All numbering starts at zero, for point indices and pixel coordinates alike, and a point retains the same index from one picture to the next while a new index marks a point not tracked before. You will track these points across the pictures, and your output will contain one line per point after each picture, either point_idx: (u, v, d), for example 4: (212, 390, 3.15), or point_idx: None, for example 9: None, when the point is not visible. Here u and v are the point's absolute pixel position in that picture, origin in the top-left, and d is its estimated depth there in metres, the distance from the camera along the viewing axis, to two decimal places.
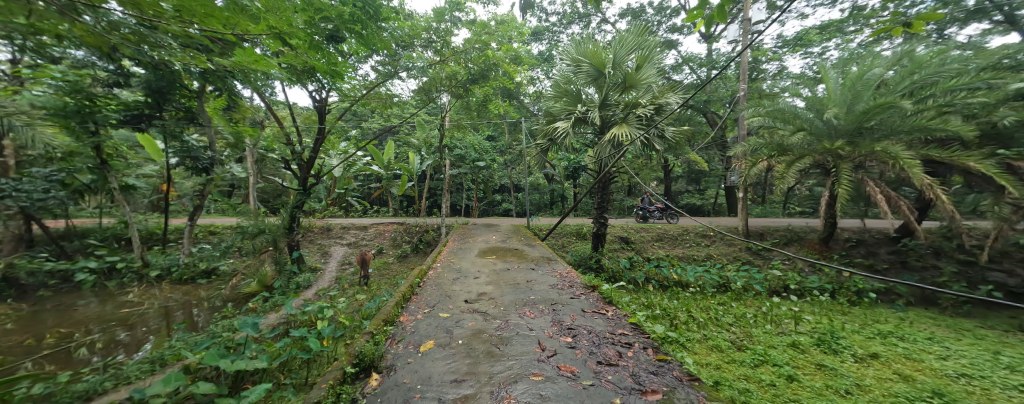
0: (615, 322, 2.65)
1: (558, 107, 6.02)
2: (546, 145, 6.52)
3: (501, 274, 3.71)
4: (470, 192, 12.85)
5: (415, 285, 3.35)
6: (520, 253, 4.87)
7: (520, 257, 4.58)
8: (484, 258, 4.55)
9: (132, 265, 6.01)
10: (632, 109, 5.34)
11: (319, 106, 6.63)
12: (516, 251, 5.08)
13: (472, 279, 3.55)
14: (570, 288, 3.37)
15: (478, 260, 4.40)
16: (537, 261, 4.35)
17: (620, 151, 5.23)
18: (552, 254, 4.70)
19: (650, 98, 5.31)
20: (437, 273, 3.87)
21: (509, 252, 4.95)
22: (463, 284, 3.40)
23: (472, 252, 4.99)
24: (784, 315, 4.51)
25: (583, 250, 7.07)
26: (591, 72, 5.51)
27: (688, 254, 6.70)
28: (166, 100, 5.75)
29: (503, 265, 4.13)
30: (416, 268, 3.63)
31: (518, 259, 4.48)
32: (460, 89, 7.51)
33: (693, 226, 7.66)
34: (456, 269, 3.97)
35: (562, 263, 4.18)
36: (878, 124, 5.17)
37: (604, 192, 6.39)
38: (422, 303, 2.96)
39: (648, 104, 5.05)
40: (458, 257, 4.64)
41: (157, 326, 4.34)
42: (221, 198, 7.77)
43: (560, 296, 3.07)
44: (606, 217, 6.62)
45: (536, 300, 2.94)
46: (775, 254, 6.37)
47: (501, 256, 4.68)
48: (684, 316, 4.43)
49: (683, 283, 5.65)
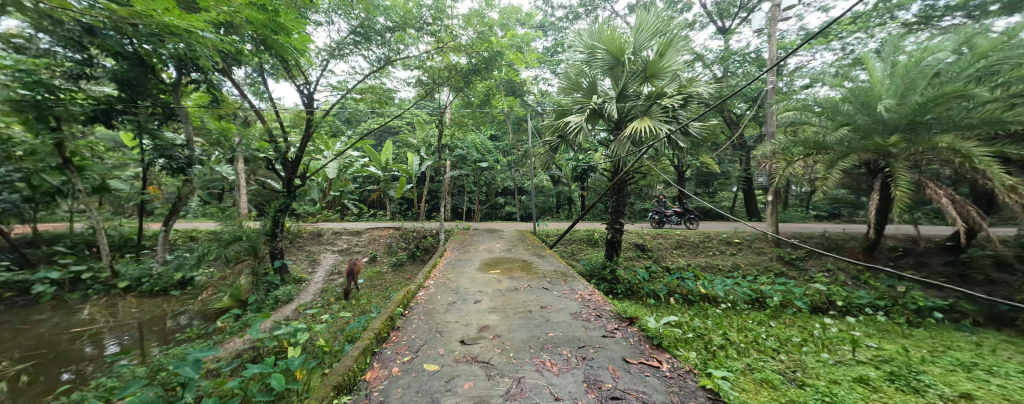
0: (671, 381, 1.99)
1: (570, 101, 5.38)
2: (555, 142, 6.08)
3: (507, 297, 3.08)
4: (472, 195, 12.23)
5: (397, 315, 2.70)
6: (529, 267, 4.25)
7: (529, 272, 3.97)
8: (486, 273, 3.94)
9: (100, 275, 5.46)
10: (658, 101, 4.69)
11: (309, 103, 6.20)
12: (524, 263, 4.46)
13: (470, 304, 2.93)
14: (598, 320, 2.73)
15: (479, 276, 3.78)
16: (550, 278, 3.73)
17: (642, 150, 4.62)
18: (567, 269, 4.08)
19: (676, 87, 4.69)
20: (429, 295, 3.25)
21: (516, 265, 4.33)
22: (459, 312, 2.78)
23: (472, 265, 4.39)
24: (837, 339, 3.85)
25: (596, 259, 6.46)
26: (608, 61, 4.92)
27: (713, 263, 6.06)
28: (138, 94, 5.35)
29: (509, 283, 3.52)
30: (404, 290, 3.02)
31: (528, 274, 3.86)
32: (460, 83, 6.94)
33: (715, 233, 7.02)
34: (453, 289, 3.34)
35: (582, 283, 3.55)
36: (935, 118, 4.52)
37: (621, 195, 5.77)
38: (404, 345, 2.30)
39: (675, 94, 4.40)
40: (456, 271, 4.03)
41: (107, 349, 3.76)
42: (205, 202, 7.23)
43: (588, 334, 2.43)
44: (622, 223, 6.00)
45: (558, 342, 2.28)
46: (812, 265, 5.71)
47: (507, 270, 4.07)
48: (720, 339, 3.79)
49: (710, 298, 5.04)
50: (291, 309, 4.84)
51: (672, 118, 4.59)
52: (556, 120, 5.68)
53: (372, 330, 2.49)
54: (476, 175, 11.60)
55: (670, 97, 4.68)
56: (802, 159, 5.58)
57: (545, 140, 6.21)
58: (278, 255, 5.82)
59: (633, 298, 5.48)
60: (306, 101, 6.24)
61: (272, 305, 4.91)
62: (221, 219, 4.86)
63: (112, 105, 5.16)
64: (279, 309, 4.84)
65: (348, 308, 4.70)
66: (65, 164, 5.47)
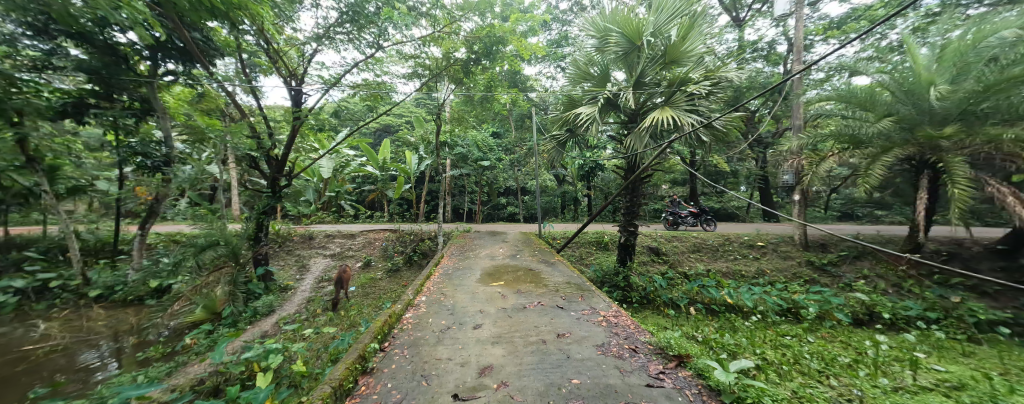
0: None
1: (580, 91, 4.88)
2: (563, 136, 5.60)
3: (514, 322, 2.59)
4: (473, 196, 11.68)
5: (376, 347, 2.19)
6: (537, 278, 3.77)
7: (537, 285, 3.48)
8: (489, 286, 3.45)
9: (70, 283, 5.02)
10: (681, 87, 4.17)
11: (294, 95, 5.84)
12: (531, 273, 3.98)
13: (467, 331, 2.42)
14: (633, 356, 2.18)
15: (480, 291, 3.29)
16: (563, 293, 3.24)
17: (663, 143, 4.12)
18: (583, 282, 3.61)
19: (702, 72, 4.16)
20: (418, 317, 2.75)
21: (523, 276, 3.84)
22: (454, 343, 2.28)
23: (473, 275, 3.91)
24: (893, 359, 3.34)
25: (607, 264, 5.96)
26: (623, 46, 4.39)
27: (735, 269, 5.56)
28: (112, 87, 4.96)
29: (515, 300, 3.03)
30: (386, 314, 2.51)
31: (537, 287, 3.39)
32: (458, 72, 6.60)
33: (735, 235, 6.51)
34: (448, 309, 2.85)
35: (603, 300, 3.06)
36: (992, 107, 4.09)
37: (635, 194, 5.29)
38: (380, 398, 1.77)
39: (702, 80, 3.91)
40: (453, 284, 3.54)
41: (63, 367, 3.35)
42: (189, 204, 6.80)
43: (624, 382, 1.88)
44: (636, 225, 5.51)
45: (586, 399, 1.73)
46: (846, 271, 5.19)
47: (511, 282, 3.58)
48: (757, 360, 3.29)
49: (737, 308, 4.59)
50: (272, 322, 4.36)
51: (697, 108, 4.09)
52: (564, 112, 5.18)
53: (342, 371, 1.97)
54: (477, 175, 11.12)
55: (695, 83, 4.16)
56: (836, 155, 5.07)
57: (552, 134, 5.73)
58: (262, 261, 5.38)
59: (649, 308, 5.00)
60: (294, 95, 5.84)
61: (251, 317, 4.44)
62: (196, 222, 4.39)
63: (84, 99, 4.81)
64: (258, 322, 4.36)
65: (335, 322, 4.24)
66: (31, 162, 4.81)
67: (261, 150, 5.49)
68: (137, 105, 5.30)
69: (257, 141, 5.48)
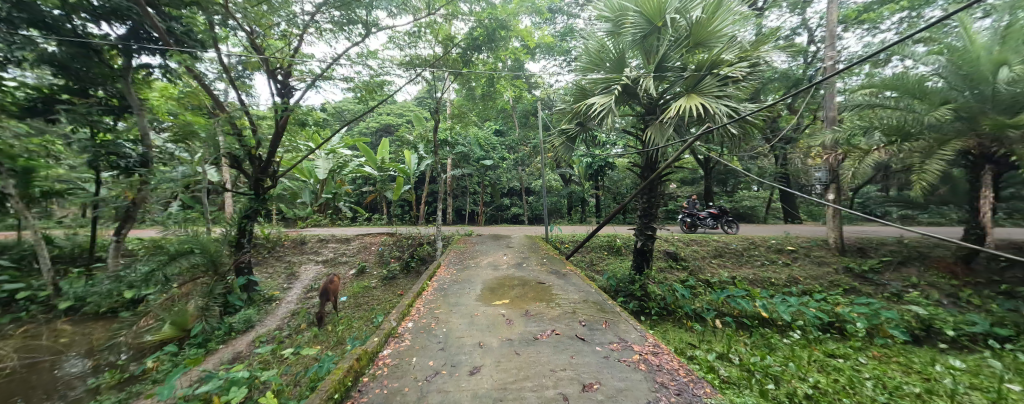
0: None
1: (592, 80, 4.38)
2: (572, 130, 5.14)
3: (521, 363, 2.06)
4: (476, 196, 11.20)
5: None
6: (547, 294, 3.29)
7: (549, 305, 2.98)
8: (490, 308, 2.94)
9: (40, 293, 4.61)
10: (711, 71, 3.65)
11: (281, 89, 5.44)
12: (539, 288, 3.51)
13: (461, 376, 1.92)
14: None
15: (479, 313, 2.81)
16: (580, 317, 2.73)
17: (689, 136, 3.60)
18: (603, 300, 3.14)
19: (738, 53, 3.62)
20: (400, 355, 2.23)
21: (530, 293, 3.35)
22: (443, 400, 1.74)
23: (473, 292, 3.42)
24: (973, 387, 2.80)
25: (621, 271, 5.45)
26: (641, 27, 3.89)
27: (763, 277, 5.04)
28: (84, 81, 4.30)
29: (522, 328, 2.55)
30: (353, 358, 1.96)
31: (548, 308, 2.91)
32: (457, 63, 6.25)
33: (761, 238, 5.98)
34: (439, 344, 2.32)
35: (631, 327, 2.56)
36: None
37: (653, 195, 4.78)
38: None
39: (738, 62, 3.39)
40: (448, 304, 3.07)
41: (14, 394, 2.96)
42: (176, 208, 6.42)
43: None
44: (653, 229, 5.00)
45: None
46: (891, 279, 4.64)
47: (517, 300, 3.12)
48: (809, 390, 2.76)
49: (771, 323, 4.08)
50: (247, 340, 3.95)
51: (730, 94, 3.58)
52: (574, 104, 4.73)
53: None
54: (479, 175, 10.65)
55: (729, 66, 3.63)
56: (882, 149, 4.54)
57: (561, 128, 5.24)
58: (245, 269, 5.00)
59: (670, 320, 4.51)
60: (281, 89, 5.44)
61: (225, 335, 4.01)
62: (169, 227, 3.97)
63: (56, 95, 4.25)
64: (232, 341, 3.94)
65: (318, 341, 3.79)
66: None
67: (243, 148, 5.04)
68: (116, 103, 4.67)
69: (239, 138, 5.01)
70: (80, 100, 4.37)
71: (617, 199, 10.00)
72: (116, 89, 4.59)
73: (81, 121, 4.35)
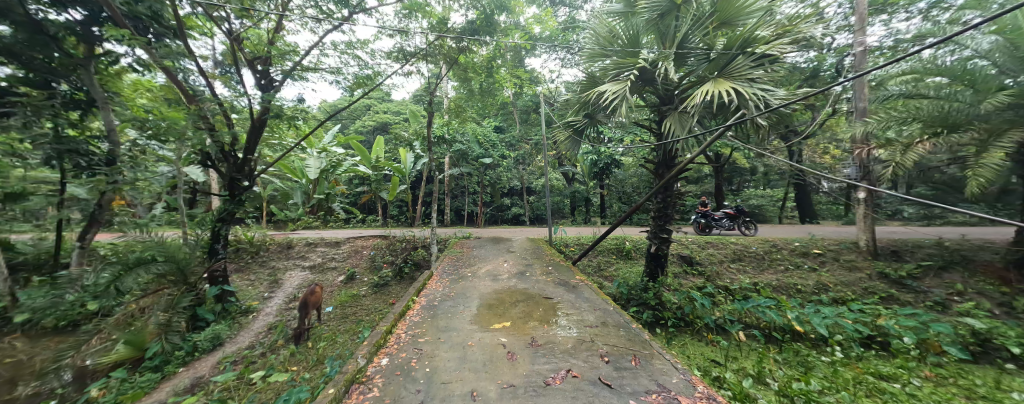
0: None
1: (603, 66, 3.94)
2: (580, 123, 4.72)
3: None
4: (475, 196, 10.74)
5: None
6: (556, 315, 2.85)
7: (560, 332, 2.51)
8: (487, 336, 2.45)
9: None
10: (743, 50, 3.21)
11: (263, 81, 5.02)
12: (545, 306, 3.07)
13: None
14: None
15: (474, 344, 2.33)
16: (600, 351, 2.26)
17: (718, 127, 3.13)
18: (622, 324, 2.70)
19: (776, 27, 3.13)
20: None
21: (535, 313, 2.88)
22: None
23: (467, 312, 2.95)
24: None
25: (632, 278, 5.00)
26: (658, 6, 3.48)
27: (788, 283, 4.62)
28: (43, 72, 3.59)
29: (528, 366, 2.06)
30: None
31: (558, 336, 2.46)
32: (451, 48, 5.82)
33: (782, 241, 5.54)
34: (420, 393, 1.80)
35: (666, 365, 2.08)
36: None
37: (669, 194, 4.36)
38: None
39: (777, 39, 2.95)
40: (436, 331, 2.58)
41: None
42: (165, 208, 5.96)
43: None
44: (669, 231, 4.56)
45: None
46: (932, 286, 4.19)
47: (520, 324, 2.66)
48: None
49: (805, 338, 3.63)
50: (212, 363, 3.54)
51: (766, 76, 3.15)
52: (581, 94, 4.31)
53: None
54: (479, 174, 10.21)
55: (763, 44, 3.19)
56: (926, 141, 4.12)
57: (567, 121, 4.81)
58: (220, 278, 4.61)
59: (689, 333, 4.05)
60: (262, 80, 5.02)
61: (188, 356, 3.59)
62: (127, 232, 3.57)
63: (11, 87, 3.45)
64: (194, 363, 3.52)
65: (294, 361, 3.36)
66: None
67: (217, 144, 4.59)
68: (82, 97, 3.97)
69: (211, 131, 4.51)
70: (44, 94, 3.64)
71: (623, 198, 9.56)
72: (77, 79, 3.86)
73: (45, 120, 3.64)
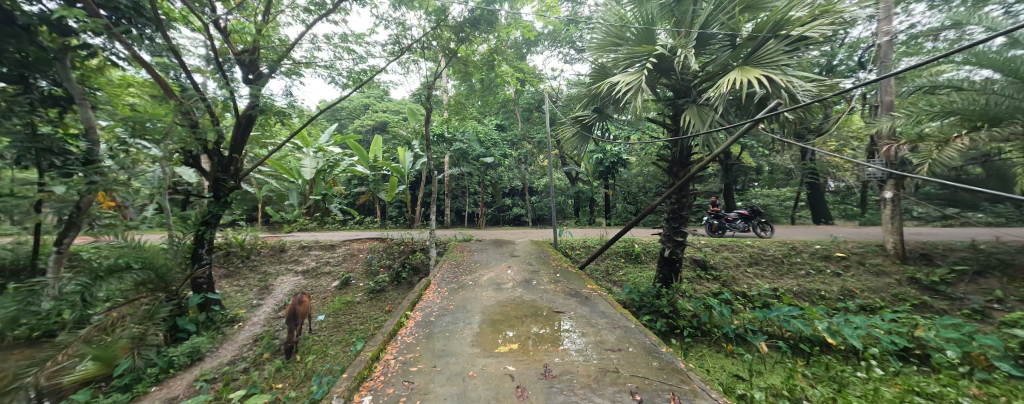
0: None
1: (614, 55, 3.67)
2: (588, 118, 4.43)
3: None
4: (476, 197, 10.48)
5: None
6: (570, 336, 2.55)
7: (576, 360, 2.21)
8: (491, 365, 2.15)
9: None
10: (775, 34, 2.95)
11: (255, 77, 4.77)
12: (554, 323, 2.78)
13: None
14: None
15: (476, 374, 2.04)
16: (626, 385, 1.94)
17: (746, 121, 2.83)
18: (649, 347, 2.40)
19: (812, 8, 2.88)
20: None
21: (545, 334, 2.58)
22: None
23: (468, 331, 2.65)
24: None
25: (643, 283, 4.72)
26: None
27: (811, 289, 4.34)
28: (31, 69, 3.36)
29: None
30: None
31: (575, 365, 2.15)
32: (448, 37, 5.53)
33: (801, 243, 5.25)
34: None
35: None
36: None
37: (684, 195, 4.08)
38: None
39: (816, 20, 2.69)
40: (431, 357, 2.28)
41: None
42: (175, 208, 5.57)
43: None
44: (684, 234, 4.28)
45: None
46: (968, 292, 3.89)
47: (529, 348, 2.37)
48: None
49: (836, 351, 3.34)
50: (188, 380, 3.29)
51: (802, 61, 2.90)
52: (592, 86, 4.02)
53: None
54: (479, 174, 9.95)
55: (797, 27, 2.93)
56: (964, 137, 3.88)
57: (574, 116, 4.53)
58: (205, 284, 4.38)
59: (706, 343, 3.75)
60: (253, 76, 4.76)
61: (161, 373, 3.32)
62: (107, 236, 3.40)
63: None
64: (168, 382, 3.26)
65: (280, 378, 3.09)
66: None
67: (202, 142, 4.31)
68: (59, 94, 3.64)
69: (194, 127, 4.20)
70: (18, 90, 3.31)
71: (628, 198, 9.27)
72: (56, 77, 3.57)
73: (19, 118, 3.25)
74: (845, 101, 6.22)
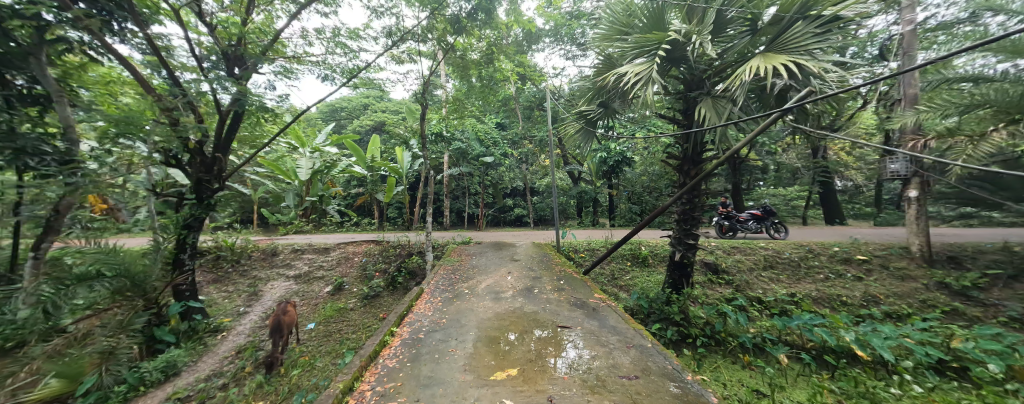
0: None
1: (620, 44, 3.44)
2: (592, 113, 4.19)
3: None
4: (476, 197, 10.29)
5: None
6: (576, 358, 2.29)
7: (585, 390, 1.94)
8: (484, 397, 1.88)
9: None
10: (803, 15, 2.75)
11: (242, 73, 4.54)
12: (559, 341, 2.53)
13: None
14: None
15: None
16: None
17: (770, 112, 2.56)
18: (669, 373, 2.14)
19: None
20: None
21: (548, 356, 2.32)
22: None
23: (461, 352, 2.39)
24: None
25: (651, 288, 4.47)
26: None
27: (831, 294, 4.08)
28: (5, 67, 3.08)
29: None
30: None
31: (584, 397, 1.88)
32: (445, 30, 5.28)
33: (818, 245, 4.98)
34: None
35: None
36: None
37: (696, 195, 3.83)
38: None
39: None
40: (414, 386, 2.03)
41: None
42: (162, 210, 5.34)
43: None
44: (696, 236, 4.02)
45: None
46: (1003, 298, 3.61)
47: (530, 374, 2.11)
48: None
49: (864, 363, 3.08)
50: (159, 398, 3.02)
51: (833, 45, 2.65)
52: (597, 79, 3.79)
53: None
54: (480, 175, 9.73)
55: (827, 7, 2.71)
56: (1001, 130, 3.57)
57: (578, 111, 4.29)
58: (188, 292, 4.18)
59: (721, 353, 3.48)
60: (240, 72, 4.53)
61: (130, 391, 3.04)
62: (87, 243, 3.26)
63: None
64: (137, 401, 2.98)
65: (261, 395, 2.85)
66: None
67: (184, 141, 4.08)
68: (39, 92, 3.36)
69: (175, 125, 3.97)
70: None
71: (632, 198, 9.02)
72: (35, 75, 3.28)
73: None
74: (861, 96, 5.94)
